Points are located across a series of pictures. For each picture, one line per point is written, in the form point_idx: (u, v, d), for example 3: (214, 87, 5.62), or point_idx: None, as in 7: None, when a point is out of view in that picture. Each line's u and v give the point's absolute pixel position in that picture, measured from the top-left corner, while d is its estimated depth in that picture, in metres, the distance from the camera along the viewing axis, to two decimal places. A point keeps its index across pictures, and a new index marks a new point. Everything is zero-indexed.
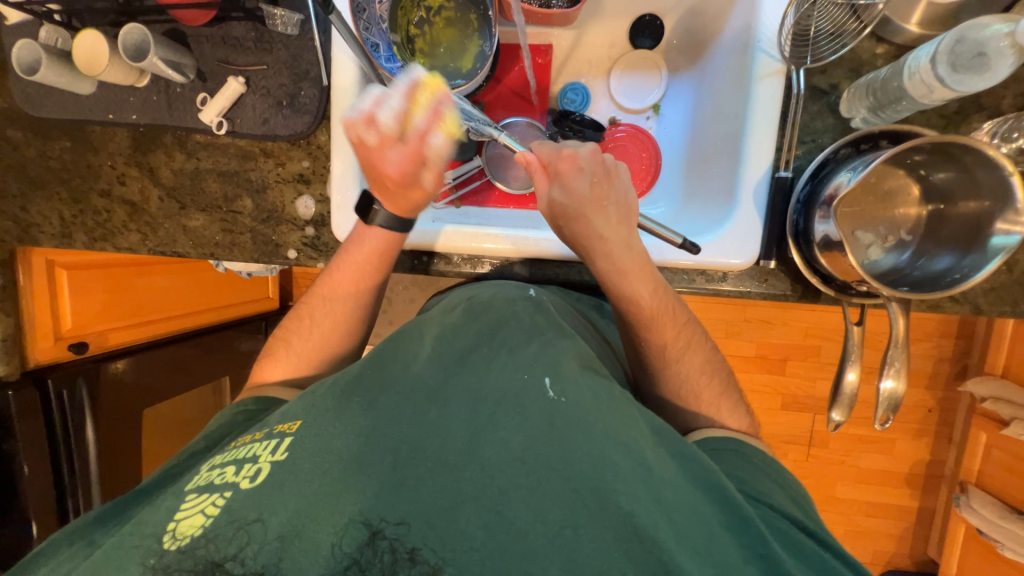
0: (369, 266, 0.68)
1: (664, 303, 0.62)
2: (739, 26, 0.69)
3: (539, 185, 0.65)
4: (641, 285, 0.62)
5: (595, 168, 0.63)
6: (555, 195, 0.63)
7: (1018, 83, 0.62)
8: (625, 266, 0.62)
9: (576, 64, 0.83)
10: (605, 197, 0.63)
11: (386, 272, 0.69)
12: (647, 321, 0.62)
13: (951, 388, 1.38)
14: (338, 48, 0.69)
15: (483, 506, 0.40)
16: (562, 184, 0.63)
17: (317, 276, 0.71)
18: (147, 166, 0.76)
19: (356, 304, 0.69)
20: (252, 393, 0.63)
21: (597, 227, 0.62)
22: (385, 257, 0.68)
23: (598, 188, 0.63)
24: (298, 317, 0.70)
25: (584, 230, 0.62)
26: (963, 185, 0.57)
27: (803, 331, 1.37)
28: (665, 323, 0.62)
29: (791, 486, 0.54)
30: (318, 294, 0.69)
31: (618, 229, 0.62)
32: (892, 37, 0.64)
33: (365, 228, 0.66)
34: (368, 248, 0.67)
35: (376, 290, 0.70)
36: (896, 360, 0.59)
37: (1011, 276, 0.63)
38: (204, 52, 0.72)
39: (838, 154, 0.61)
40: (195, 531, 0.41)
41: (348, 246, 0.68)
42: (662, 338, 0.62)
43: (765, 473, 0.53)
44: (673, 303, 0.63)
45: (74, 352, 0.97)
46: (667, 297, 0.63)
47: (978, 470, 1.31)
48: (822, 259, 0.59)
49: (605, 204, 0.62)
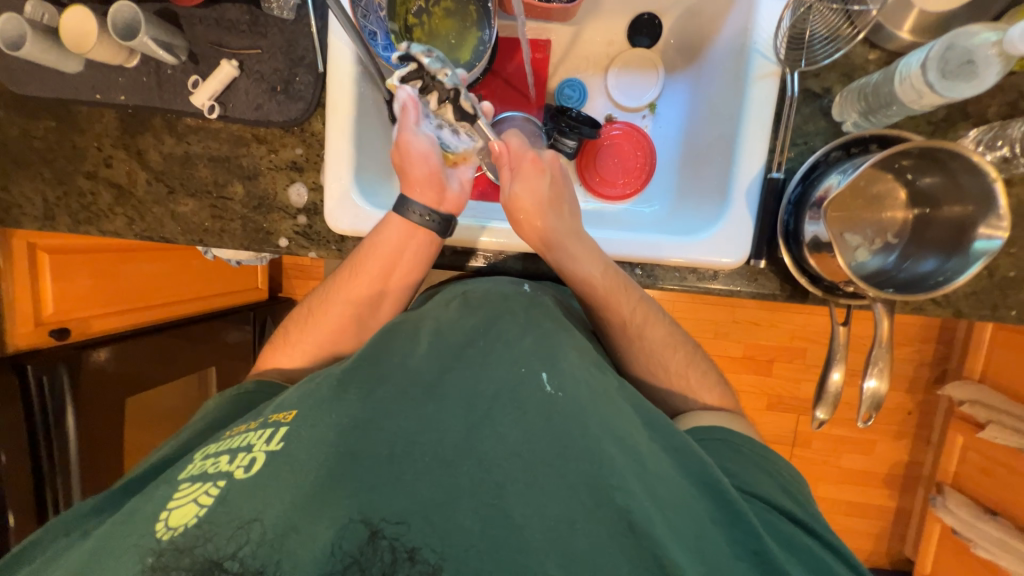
0: (396, 269, 0.67)
1: (617, 282, 0.63)
2: (737, 28, 0.69)
3: (501, 177, 0.66)
4: (593, 267, 0.63)
5: (555, 172, 0.67)
6: (519, 189, 0.64)
7: (1004, 92, 0.63)
8: (577, 252, 0.63)
9: (574, 60, 0.84)
10: (560, 197, 0.66)
11: (410, 267, 0.67)
12: (590, 296, 0.64)
13: (930, 391, 1.41)
14: (333, 33, 0.67)
15: (480, 501, 0.41)
16: (522, 179, 0.64)
17: (337, 269, 0.69)
18: (136, 148, 0.75)
19: (375, 303, 0.69)
20: (256, 380, 0.65)
21: (554, 223, 0.64)
22: (409, 252, 0.66)
23: (556, 189, 0.66)
24: (312, 311, 0.70)
25: (537, 222, 0.64)
26: (949, 190, 0.58)
27: (790, 332, 1.40)
28: (621, 297, 0.63)
29: (783, 476, 0.53)
30: (332, 289, 0.69)
31: (571, 226, 0.65)
32: (884, 44, 0.65)
33: (390, 222, 0.65)
34: (395, 245, 0.65)
35: (400, 287, 0.69)
36: (880, 359, 0.60)
37: (991, 280, 0.65)
38: (196, 34, 0.71)
39: (829, 156, 0.62)
40: (187, 520, 0.41)
41: (372, 240, 0.66)
42: (611, 308, 0.64)
43: (753, 462, 0.53)
44: (626, 280, 0.65)
45: (56, 339, 0.96)
46: (622, 276, 0.64)
47: (954, 471, 1.34)
48: (812, 260, 0.60)
49: (560, 203, 0.65)
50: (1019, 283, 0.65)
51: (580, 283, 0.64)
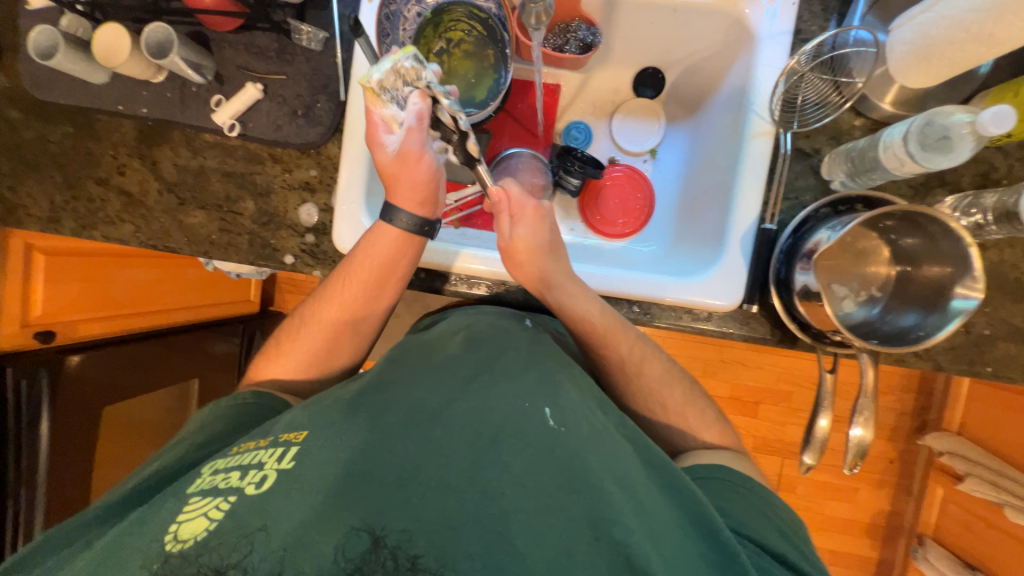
0: (387, 278, 0.68)
1: (615, 322, 0.65)
2: (734, 88, 0.75)
3: (501, 222, 0.67)
4: (591, 307, 0.64)
5: (552, 220, 0.69)
6: (520, 232, 0.66)
7: (976, 164, 0.68)
8: (574, 296, 0.65)
9: (581, 104, 0.89)
10: (558, 244, 0.68)
11: (395, 274, 0.68)
12: (589, 335, 0.65)
13: (910, 441, 1.44)
14: (358, 65, 0.71)
15: (484, 529, 0.42)
16: (523, 224, 0.66)
17: (329, 275, 0.70)
18: (151, 159, 0.76)
19: (366, 310, 0.70)
20: (253, 390, 0.65)
21: (553, 267, 0.66)
22: (394, 256, 0.67)
23: (555, 236, 0.68)
24: (303, 321, 0.70)
25: (538, 267, 0.65)
26: (929, 252, 0.62)
27: (775, 375, 1.42)
28: (620, 336, 0.65)
29: (776, 514, 0.54)
30: (320, 296, 0.70)
31: (570, 271, 0.67)
32: (869, 112, 0.70)
33: (378, 229, 0.66)
34: (379, 249, 0.66)
35: (388, 295, 0.70)
36: (865, 409, 0.62)
37: (968, 337, 0.69)
38: (225, 57, 0.74)
39: (818, 212, 0.66)
40: (196, 535, 0.41)
41: (359, 248, 0.67)
42: (609, 346, 0.65)
43: (747, 503, 0.54)
44: (624, 321, 0.67)
45: (40, 342, 0.94)
46: (619, 317, 0.66)
47: (935, 523, 1.35)
48: (801, 307, 0.63)
49: (558, 249, 0.68)
50: (994, 341, 0.68)
51: (579, 322, 0.65)
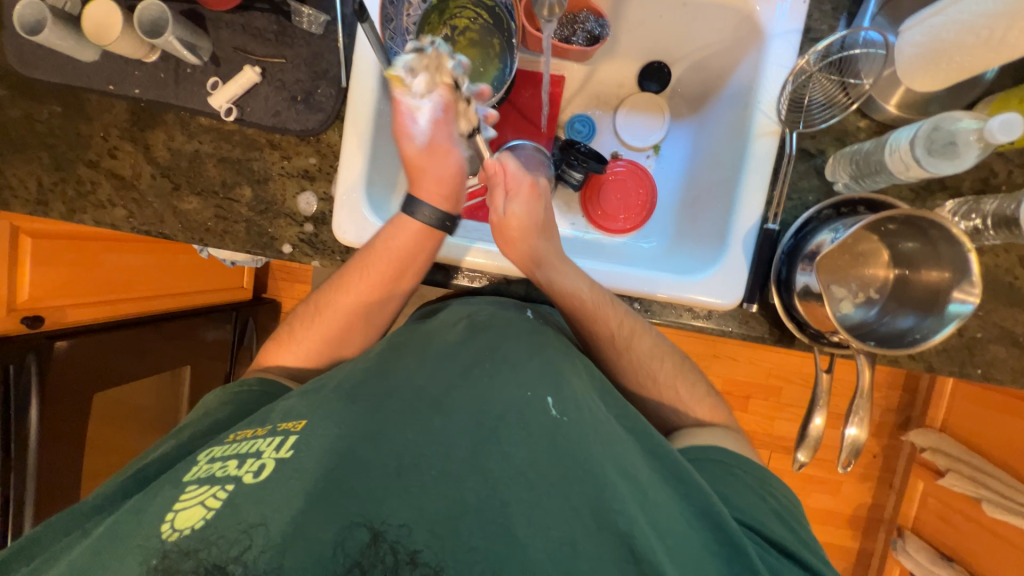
0: (410, 268, 0.68)
1: (603, 296, 0.65)
2: (742, 84, 0.74)
3: (495, 197, 0.67)
4: (579, 281, 0.64)
5: (547, 199, 0.69)
6: (514, 209, 0.65)
7: (977, 169, 0.69)
8: (560, 269, 0.65)
9: (585, 96, 0.88)
10: (550, 224, 0.68)
11: (417, 266, 0.68)
12: (576, 309, 0.65)
13: (894, 437, 1.46)
14: (360, 50, 0.69)
15: (485, 519, 0.42)
16: (518, 199, 0.66)
17: (347, 262, 0.69)
18: (144, 142, 0.74)
19: (383, 300, 0.69)
20: (258, 377, 0.65)
21: (543, 246, 0.66)
22: (417, 248, 0.67)
23: (548, 216, 0.69)
24: (317, 309, 0.69)
25: (529, 243, 0.65)
26: (927, 255, 0.63)
27: (766, 370, 1.45)
28: (609, 311, 0.64)
29: (775, 498, 0.55)
30: (335, 284, 0.69)
31: (560, 249, 0.67)
32: (873, 114, 0.70)
33: (404, 219, 0.66)
34: (402, 241, 0.66)
35: (406, 287, 0.70)
36: (861, 409, 0.63)
37: (960, 339, 0.70)
38: (221, 37, 0.71)
39: (820, 214, 0.66)
40: (194, 523, 0.42)
41: (381, 236, 0.66)
42: (597, 320, 0.64)
43: (749, 488, 0.54)
44: (612, 295, 0.66)
45: (27, 326, 0.90)
46: (607, 293, 0.66)
47: (914, 515, 1.40)
48: (800, 307, 0.64)
49: (549, 229, 0.67)
50: (985, 343, 0.70)
51: (567, 299, 0.65)
